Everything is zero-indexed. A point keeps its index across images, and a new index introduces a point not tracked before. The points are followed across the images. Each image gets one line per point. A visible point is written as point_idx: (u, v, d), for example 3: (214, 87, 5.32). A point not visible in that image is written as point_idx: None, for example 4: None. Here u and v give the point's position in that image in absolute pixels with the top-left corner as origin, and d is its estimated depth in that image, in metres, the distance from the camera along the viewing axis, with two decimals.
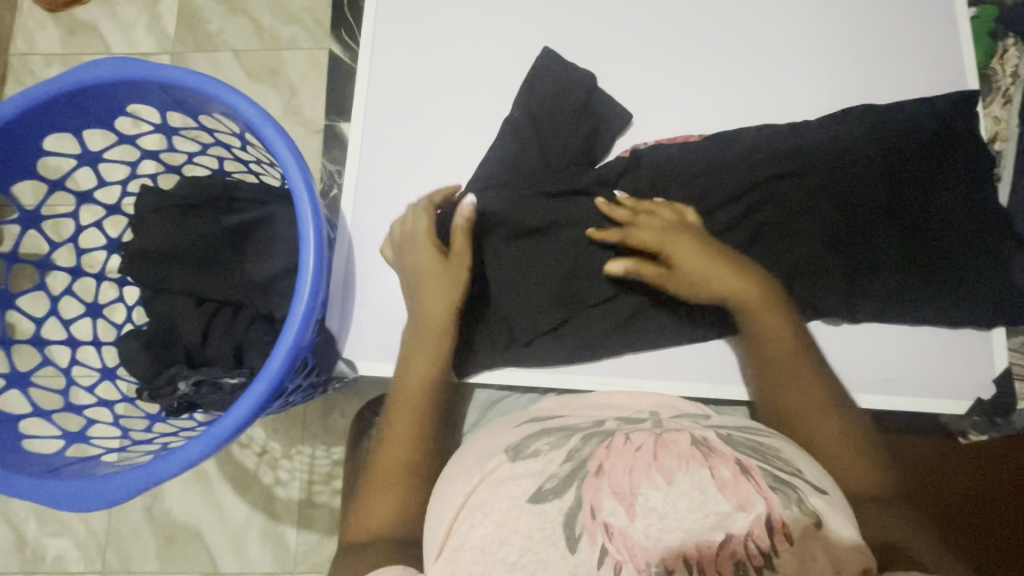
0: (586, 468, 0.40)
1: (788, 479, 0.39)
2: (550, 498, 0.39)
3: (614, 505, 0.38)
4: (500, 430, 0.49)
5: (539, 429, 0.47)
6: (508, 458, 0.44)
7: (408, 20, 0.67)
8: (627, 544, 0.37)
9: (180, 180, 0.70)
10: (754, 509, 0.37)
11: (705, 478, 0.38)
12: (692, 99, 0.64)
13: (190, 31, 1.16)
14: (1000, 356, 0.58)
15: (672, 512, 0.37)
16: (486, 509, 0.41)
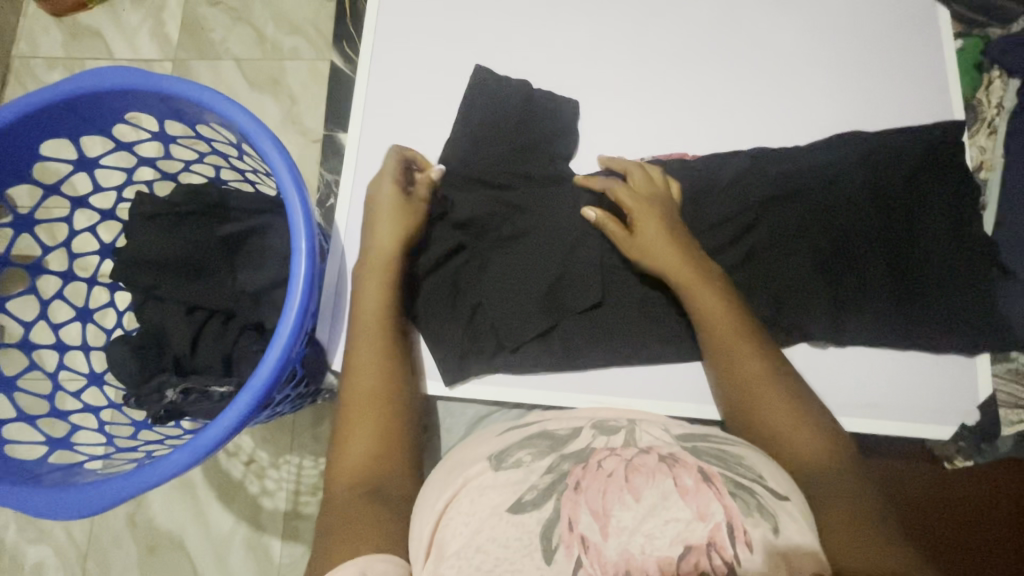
0: (566, 481, 0.40)
1: (749, 485, 0.39)
2: (529, 508, 0.40)
3: (590, 521, 0.38)
4: (484, 437, 0.49)
5: (522, 436, 0.46)
6: (491, 465, 0.44)
7: (408, 36, 0.69)
8: (600, 560, 0.37)
9: (177, 188, 0.70)
10: (713, 518, 0.37)
11: (668, 486, 0.38)
12: (685, 120, 0.65)
13: (194, 39, 1.17)
14: (986, 383, 0.58)
15: (640, 527, 0.37)
16: (467, 516, 0.41)
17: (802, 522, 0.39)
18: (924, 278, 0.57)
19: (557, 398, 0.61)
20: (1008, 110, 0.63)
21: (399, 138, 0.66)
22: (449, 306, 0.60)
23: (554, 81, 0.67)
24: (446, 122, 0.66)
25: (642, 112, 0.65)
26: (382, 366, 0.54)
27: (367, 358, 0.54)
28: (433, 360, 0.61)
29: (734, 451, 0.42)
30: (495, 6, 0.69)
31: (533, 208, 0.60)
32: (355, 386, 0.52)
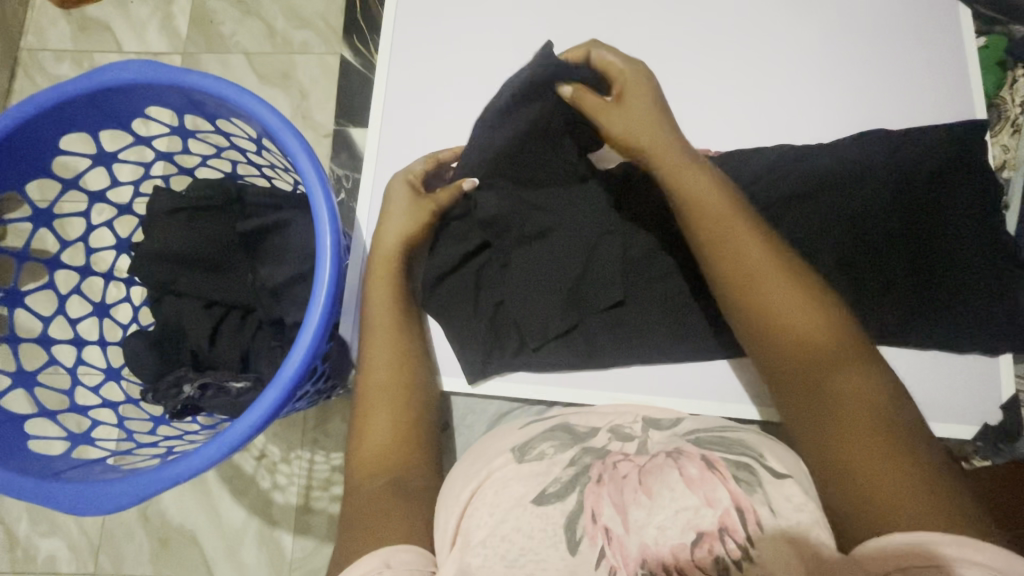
0: (589, 474, 0.41)
1: (748, 463, 0.39)
2: (553, 501, 0.40)
3: (613, 513, 0.39)
4: (506, 431, 0.49)
5: (544, 429, 0.47)
6: (514, 457, 0.44)
7: (426, 31, 0.68)
8: (623, 551, 0.38)
9: (194, 182, 0.70)
10: (720, 505, 0.37)
11: (674, 478, 0.39)
12: (705, 117, 0.64)
13: (203, 32, 1.16)
14: (1007, 383, 0.58)
15: (657, 518, 0.38)
16: (490, 509, 0.41)
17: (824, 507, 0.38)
18: (951, 277, 0.57)
19: (576, 394, 0.61)
20: None
21: (417, 134, 0.66)
22: (470, 301, 0.60)
23: None
24: (464, 117, 0.66)
25: None
26: (397, 357, 0.54)
27: (382, 347, 0.54)
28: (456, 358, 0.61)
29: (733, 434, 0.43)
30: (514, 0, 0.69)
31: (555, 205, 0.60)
32: (372, 374, 0.53)
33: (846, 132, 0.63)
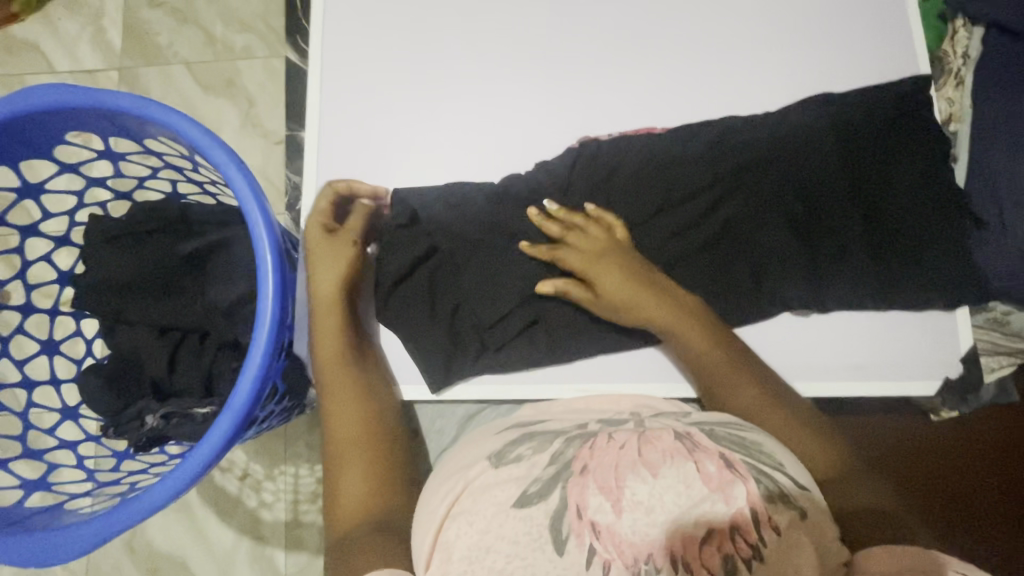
0: (571, 468, 0.40)
1: (770, 472, 0.39)
2: (535, 501, 0.39)
3: (601, 502, 0.37)
4: (481, 437, 0.49)
5: (521, 435, 0.46)
6: (491, 464, 0.43)
7: (360, 28, 0.66)
8: (615, 542, 0.36)
9: (133, 207, 0.67)
10: (734, 502, 0.36)
11: (690, 471, 0.38)
12: (653, 94, 0.63)
13: (139, 45, 1.11)
14: (967, 336, 0.58)
15: (658, 506, 0.37)
16: (472, 517, 0.40)
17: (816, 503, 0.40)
18: (899, 239, 0.57)
19: (544, 391, 0.60)
20: (973, 59, 0.62)
21: (360, 138, 0.64)
22: (424, 306, 0.58)
23: (517, 63, 0.65)
24: (408, 116, 0.64)
25: (608, 89, 0.64)
26: (359, 405, 0.52)
27: (341, 401, 0.52)
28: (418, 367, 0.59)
29: (753, 437, 0.42)
30: None
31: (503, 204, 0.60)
32: (336, 426, 0.51)
33: (795, 97, 0.62)
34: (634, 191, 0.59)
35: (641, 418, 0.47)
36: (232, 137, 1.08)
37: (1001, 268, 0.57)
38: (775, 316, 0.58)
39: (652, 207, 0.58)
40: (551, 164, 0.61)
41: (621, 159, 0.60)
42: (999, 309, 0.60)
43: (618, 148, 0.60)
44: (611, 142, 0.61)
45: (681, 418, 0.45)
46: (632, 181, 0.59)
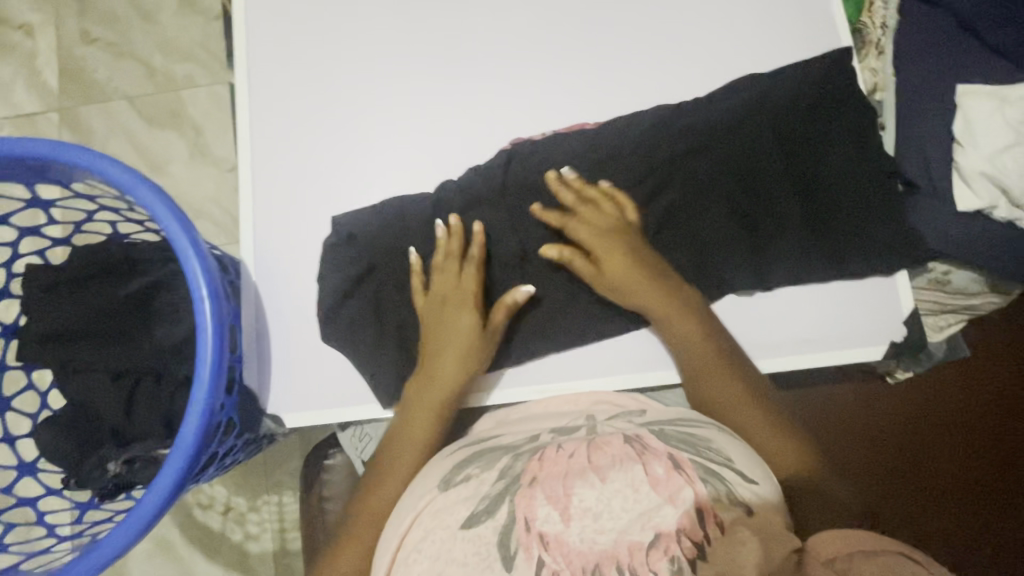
0: (520, 480, 0.41)
1: (717, 470, 0.40)
2: (484, 518, 0.39)
3: (549, 512, 0.38)
4: (433, 464, 0.50)
5: (473, 454, 0.48)
6: (438, 490, 0.44)
7: (290, 49, 0.65)
8: (563, 552, 0.36)
9: (74, 252, 0.65)
10: (682, 500, 0.37)
11: (638, 474, 0.39)
12: (589, 91, 0.63)
13: (77, 82, 1.08)
14: (908, 300, 0.59)
15: (606, 512, 0.37)
16: (422, 545, 0.40)
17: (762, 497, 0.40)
18: (832, 213, 0.58)
19: (509, 390, 0.60)
20: (892, 28, 0.63)
21: (297, 161, 0.63)
22: (370, 321, 0.59)
23: (452, 71, 0.64)
24: (345, 134, 0.63)
25: (543, 90, 0.64)
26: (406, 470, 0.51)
27: (393, 467, 0.51)
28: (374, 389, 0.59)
29: (702, 435, 0.45)
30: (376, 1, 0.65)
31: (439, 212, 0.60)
32: (408, 435, 0.53)
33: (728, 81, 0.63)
34: (568, 188, 0.60)
35: (594, 422, 0.48)
36: (183, 169, 1.06)
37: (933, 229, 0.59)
38: (720, 301, 0.59)
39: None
40: (485, 170, 0.61)
41: (555, 159, 0.61)
42: (940, 269, 0.61)
43: (553, 147, 0.61)
44: (541, 142, 0.61)
45: (633, 422, 0.47)
46: (568, 178, 0.60)
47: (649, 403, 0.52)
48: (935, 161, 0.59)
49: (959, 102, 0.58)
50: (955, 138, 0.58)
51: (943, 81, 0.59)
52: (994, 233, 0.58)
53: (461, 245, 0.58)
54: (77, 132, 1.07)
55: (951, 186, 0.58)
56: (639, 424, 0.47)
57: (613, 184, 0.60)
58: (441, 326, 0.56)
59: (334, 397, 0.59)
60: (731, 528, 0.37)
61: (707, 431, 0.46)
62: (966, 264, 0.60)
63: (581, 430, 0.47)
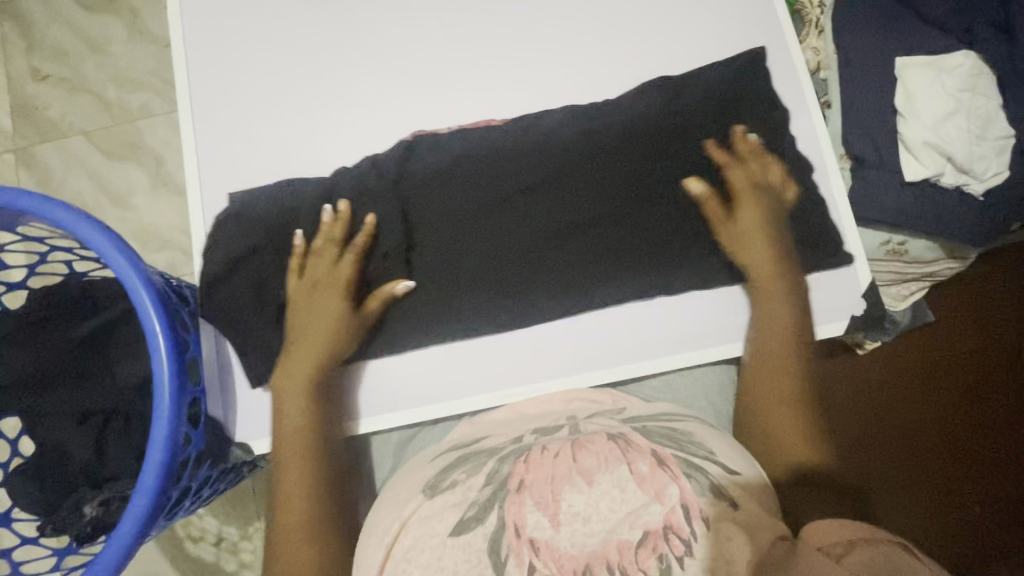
0: (507, 486, 0.40)
1: (701, 464, 0.39)
2: (473, 526, 0.39)
3: (539, 517, 0.37)
4: (416, 467, 0.48)
5: (459, 458, 0.47)
6: (425, 497, 0.43)
7: (234, 65, 0.63)
8: (553, 556, 0.36)
9: (31, 296, 0.64)
10: (670, 500, 0.37)
11: (624, 474, 0.38)
12: (542, 87, 0.63)
13: (29, 121, 1.06)
14: (865, 273, 0.59)
15: (594, 514, 0.37)
16: (411, 554, 0.39)
17: (746, 492, 0.39)
18: (771, 187, 0.59)
19: (473, 395, 0.58)
20: (829, 7, 0.64)
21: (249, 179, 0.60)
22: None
23: (401, 79, 0.63)
24: (294, 151, 0.61)
25: (496, 90, 0.62)
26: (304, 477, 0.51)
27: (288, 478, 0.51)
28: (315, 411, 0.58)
29: (682, 429, 0.44)
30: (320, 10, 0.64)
31: (379, 215, 0.58)
32: (285, 431, 0.53)
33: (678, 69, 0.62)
34: (505, 180, 0.59)
35: (576, 421, 0.47)
36: (147, 200, 1.04)
37: (886, 204, 0.60)
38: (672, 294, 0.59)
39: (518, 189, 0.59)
40: (420, 171, 0.60)
41: (495, 155, 0.60)
42: (896, 239, 0.62)
43: (457, 148, 0.60)
44: (471, 135, 0.61)
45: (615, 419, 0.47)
46: (465, 175, 0.59)
47: (624, 398, 0.52)
48: (881, 135, 0.60)
49: (900, 74, 0.60)
50: (898, 113, 0.59)
51: (880, 58, 0.60)
52: (943, 201, 0.59)
53: (346, 231, 0.58)
54: (34, 172, 1.04)
55: (899, 160, 0.59)
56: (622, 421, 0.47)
57: (504, 176, 0.59)
58: (312, 314, 0.57)
59: None
60: (717, 524, 0.36)
61: (690, 425, 0.45)
62: (923, 233, 0.61)
63: (564, 430, 0.46)
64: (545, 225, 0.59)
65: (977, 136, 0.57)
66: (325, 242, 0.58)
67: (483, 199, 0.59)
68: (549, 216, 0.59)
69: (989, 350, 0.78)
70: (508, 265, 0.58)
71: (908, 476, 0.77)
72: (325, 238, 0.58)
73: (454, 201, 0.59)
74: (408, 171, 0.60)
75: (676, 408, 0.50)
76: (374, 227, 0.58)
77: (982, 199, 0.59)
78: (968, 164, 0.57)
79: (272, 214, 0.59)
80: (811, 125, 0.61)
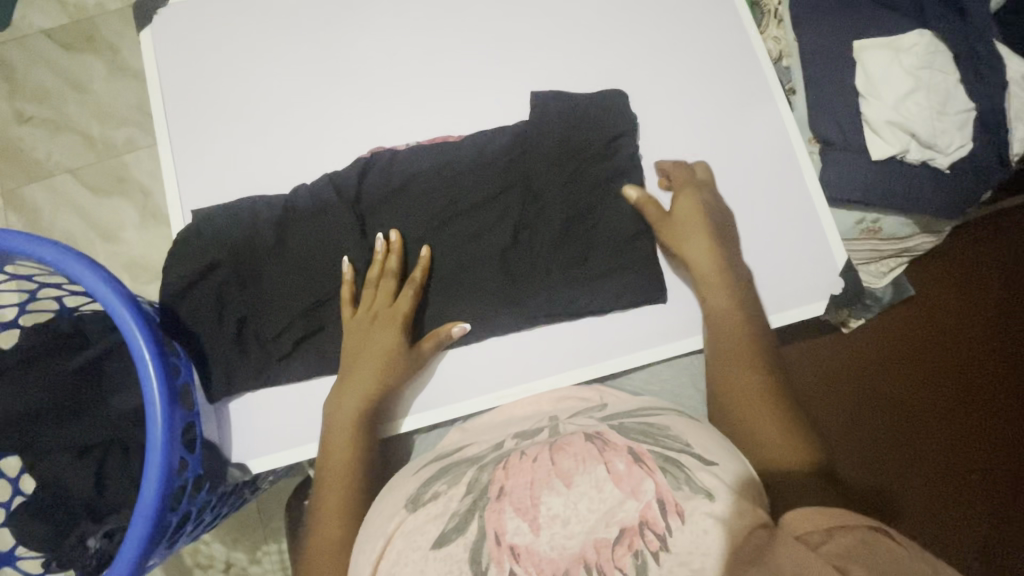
0: (488, 494, 0.38)
1: (676, 456, 0.38)
2: (453, 537, 0.36)
3: (519, 524, 0.35)
4: (400, 482, 0.47)
5: (437, 473, 0.45)
6: (407, 512, 0.41)
7: (210, 95, 0.64)
8: (535, 561, 0.34)
9: (25, 334, 0.65)
10: (645, 494, 0.35)
11: (601, 473, 0.37)
12: (513, 94, 0.64)
13: (15, 162, 1.07)
14: (840, 252, 0.60)
15: (574, 516, 0.35)
16: (394, 570, 0.37)
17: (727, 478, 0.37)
18: (731, 182, 0.61)
19: (463, 398, 0.60)
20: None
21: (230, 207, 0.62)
22: (311, 350, 0.59)
23: (375, 95, 0.64)
24: (273, 172, 0.62)
25: (467, 99, 0.64)
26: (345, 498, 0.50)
27: (328, 504, 0.50)
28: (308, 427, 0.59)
29: (658, 424, 0.43)
30: (292, 36, 0.65)
31: (349, 228, 0.58)
32: (334, 456, 0.52)
33: (644, 67, 0.64)
34: (473, 187, 0.59)
35: (557, 422, 0.47)
36: (136, 234, 1.05)
37: (854, 186, 0.61)
38: (651, 290, 0.59)
39: (487, 194, 0.59)
40: (388, 182, 0.60)
41: (461, 163, 0.60)
42: (870, 217, 0.63)
43: (416, 159, 0.60)
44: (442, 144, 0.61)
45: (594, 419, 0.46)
46: (428, 185, 0.59)
47: (609, 393, 0.53)
48: (845, 117, 0.61)
49: (858, 57, 0.61)
50: (858, 91, 0.61)
51: (839, 44, 0.62)
52: (913, 177, 0.60)
53: (399, 262, 0.58)
54: (23, 213, 1.05)
55: (861, 137, 0.60)
56: (601, 419, 0.46)
57: (468, 186, 0.59)
58: (369, 344, 0.56)
59: (290, 428, 0.59)
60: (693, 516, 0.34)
61: (667, 418, 0.44)
62: (894, 209, 0.62)
63: (544, 432, 0.46)
64: (515, 230, 0.59)
65: (937, 113, 0.59)
66: (387, 271, 0.58)
67: (453, 209, 0.59)
68: (520, 219, 0.59)
69: (979, 307, 0.78)
70: (484, 273, 0.58)
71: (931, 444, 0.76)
72: (387, 267, 0.58)
73: (428, 213, 0.59)
74: (377, 185, 0.60)
75: (654, 401, 0.48)
76: (430, 259, 0.58)
77: (946, 171, 0.60)
78: (930, 138, 0.58)
79: (245, 233, 0.58)
80: (777, 112, 0.63)
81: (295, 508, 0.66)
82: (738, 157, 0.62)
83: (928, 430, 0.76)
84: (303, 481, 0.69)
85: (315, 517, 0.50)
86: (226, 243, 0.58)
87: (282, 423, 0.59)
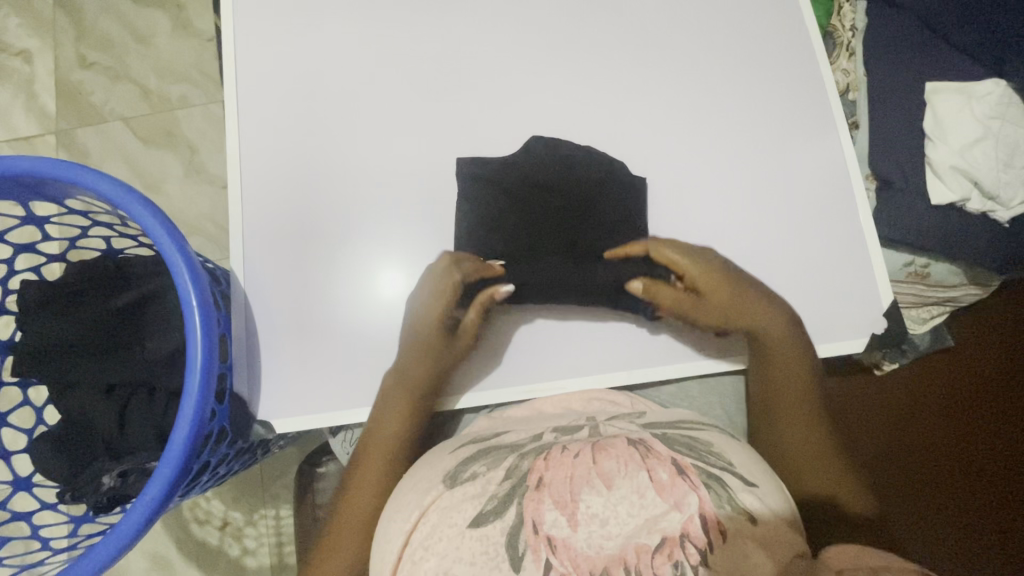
0: (526, 482, 0.38)
1: (720, 475, 0.37)
2: (491, 519, 0.37)
3: (556, 516, 0.35)
4: (434, 457, 0.47)
5: (475, 454, 0.45)
6: (445, 487, 0.41)
7: (280, 59, 0.65)
8: (570, 556, 0.34)
9: (70, 267, 0.67)
10: (688, 509, 0.35)
11: (643, 480, 0.36)
12: (578, 92, 0.64)
13: (72, 105, 1.10)
14: (887, 292, 0.60)
15: (613, 517, 0.35)
16: (427, 542, 0.38)
17: (767, 500, 0.37)
18: (785, 203, 0.61)
19: (497, 388, 0.60)
20: (860, 30, 0.66)
21: (288, 169, 0.63)
22: (361, 318, 0.60)
23: (443, 77, 0.65)
24: (335, 139, 0.63)
25: (533, 93, 0.64)
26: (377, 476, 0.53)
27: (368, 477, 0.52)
28: (340, 393, 0.59)
29: (703, 439, 0.42)
30: (365, 10, 0.66)
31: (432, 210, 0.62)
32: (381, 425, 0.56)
33: (714, 83, 0.64)
34: (536, 194, 0.62)
35: (595, 423, 0.47)
36: (179, 187, 1.07)
37: (911, 227, 0.61)
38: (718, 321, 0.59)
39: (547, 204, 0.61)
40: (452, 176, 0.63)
41: (519, 169, 0.62)
42: (919, 261, 0.63)
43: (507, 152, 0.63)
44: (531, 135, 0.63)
45: (635, 425, 0.45)
46: (514, 177, 0.62)
47: (641, 401, 0.53)
48: (910, 160, 0.61)
49: (929, 99, 0.61)
50: (928, 136, 0.61)
51: (909, 84, 0.62)
52: (967, 224, 0.60)
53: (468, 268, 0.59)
54: (75, 155, 1.08)
55: (926, 182, 0.60)
56: (642, 425, 0.46)
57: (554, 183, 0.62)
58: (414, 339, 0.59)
59: (321, 391, 0.59)
60: (734, 538, 0.34)
61: (709, 435, 0.44)
62: (943, 255, 0.62)
63: (584, 430, 0.46)
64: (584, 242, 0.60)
65: (1003, 163, 0.59)
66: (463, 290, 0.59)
67: (520, 226, 0.61)
68: (562, 228, 0.61)
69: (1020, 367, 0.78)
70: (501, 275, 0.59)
71: (952, 492, 0.76)
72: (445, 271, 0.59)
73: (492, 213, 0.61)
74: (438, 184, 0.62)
75: (694, 415, 0.48)
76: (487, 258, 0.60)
77: (1005, 224, 0.61)
78: (994, 190, 0.59)
79: (333, 201, 0.62)
80: (839, 145, 0.62)
81: (307, 474, 0.67)
82: (800, 181, 0.61)
83: (951, 478, 0.76)
84: (318, 447, 0.70)
85: (350, 481, 0.53)
86: (298, 211, 0.62)
87: (314, 384, 0.59)
